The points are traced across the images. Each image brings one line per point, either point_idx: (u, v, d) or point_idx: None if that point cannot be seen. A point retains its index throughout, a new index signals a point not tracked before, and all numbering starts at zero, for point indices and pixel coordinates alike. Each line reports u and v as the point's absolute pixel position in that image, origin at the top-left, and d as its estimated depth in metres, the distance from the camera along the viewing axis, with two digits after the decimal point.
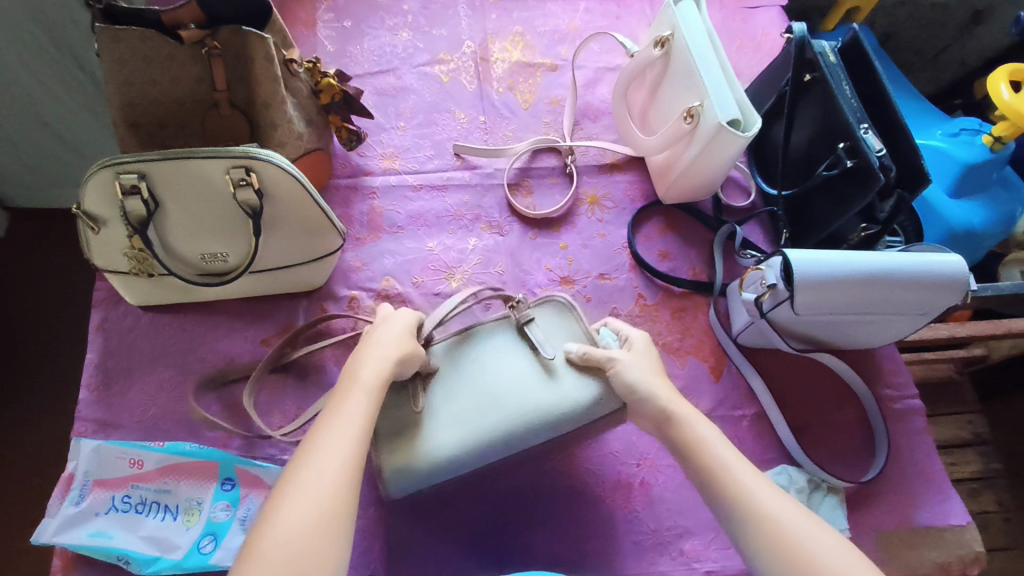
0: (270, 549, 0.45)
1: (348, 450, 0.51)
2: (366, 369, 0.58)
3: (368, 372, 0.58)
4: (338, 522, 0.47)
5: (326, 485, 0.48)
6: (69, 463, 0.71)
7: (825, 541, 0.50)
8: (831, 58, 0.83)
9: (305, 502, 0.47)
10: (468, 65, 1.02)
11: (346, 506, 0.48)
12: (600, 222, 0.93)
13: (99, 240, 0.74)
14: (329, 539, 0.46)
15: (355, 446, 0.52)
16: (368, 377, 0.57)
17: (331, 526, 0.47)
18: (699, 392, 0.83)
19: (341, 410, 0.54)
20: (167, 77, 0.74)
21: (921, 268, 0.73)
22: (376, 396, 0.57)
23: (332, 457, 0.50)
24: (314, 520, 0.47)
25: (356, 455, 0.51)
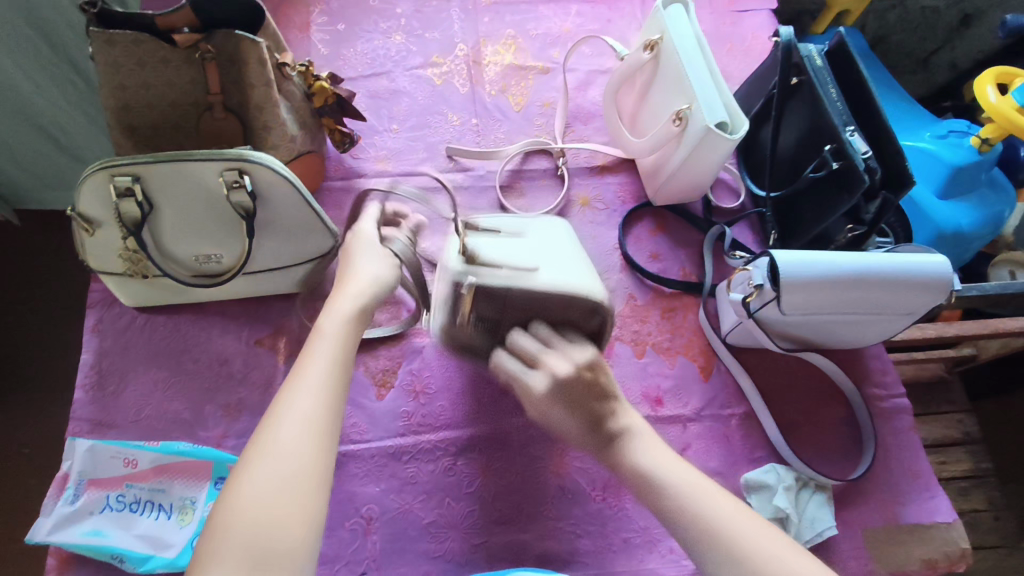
0: (246, 503, 0.48)
1: (311, 409, 0.54)
2: (325, 327, 0.60)
3: (329, 329, 0.60)
4: (310, 480, 0.51)
5: (296, 446, 0.52)
6: (64, 463, 0.71)
7: (765, 539, 0.56)
8: (817, 60, 0.84)
9: (274, 463, 0.50)
10: (461, 67, 1.03)
11: (316, 463, 0.52)
12: (591, 223, 0.94)
13: (94, 242, 0.75)
14: (301, 496, 0.50)
15: (322, 406, 0.55)
16: (328, 337, 0.60)
17: (302, 484, 0.50)
18: (689, 391, 0.84)
19: (303, 372, 0.57)
20: (161, 80, 0.74)
21: (904, 268, 0.74)
22: (339, 354, 0.59)
23: (295, 417, 0.53)
24: (284, 478, 0.50)
25: (320, 414, 0.54)
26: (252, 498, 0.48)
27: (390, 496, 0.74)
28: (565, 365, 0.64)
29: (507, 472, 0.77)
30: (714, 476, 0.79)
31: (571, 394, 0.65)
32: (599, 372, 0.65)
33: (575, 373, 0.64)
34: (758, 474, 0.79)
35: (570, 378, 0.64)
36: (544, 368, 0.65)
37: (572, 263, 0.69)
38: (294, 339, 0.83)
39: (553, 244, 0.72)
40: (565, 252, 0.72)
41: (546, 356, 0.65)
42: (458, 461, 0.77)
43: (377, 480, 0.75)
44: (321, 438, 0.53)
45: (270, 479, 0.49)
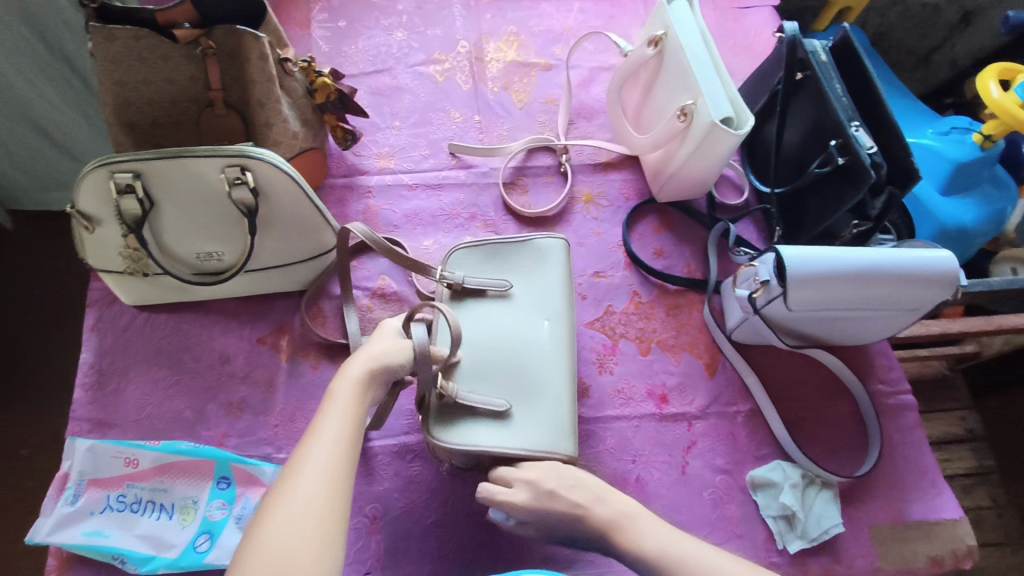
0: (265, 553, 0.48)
1: (329, 464, 0.54)
2: (340, 383, 0.60)
3: (345, 384, 0.60)
4: (328, 536, 0.50)
5: (314, 502, 0.51)
6: (63, 463, 0.70)
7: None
8: (822, 56, 0.84)
9: (294, 519, 0.49)
10: (463, 64, 1.02)
11: (334, 519, 0.51)
12: (595, 220, 0.94)
13: (94, 239, 0.74)
14: (319, 553, 0.49)
15: (339, 463, 0.54)
16: (345, 391, 0.59)
17: (322, 540, 0.49)
18: (694, 388, 0.84)
19: (319, 428, 0.56)
20: (162, 76, 0.74)
21: (911, 265, 0.73)
22: (356, 408, 0.59)
23: (314, 471, 0.53)
24: (305, 535, 0.49)
25: (338, 470, 0.54)
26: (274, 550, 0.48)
27: (395, 495, 0.74)
28: (530, 482, 0.65)
29: None
30: (720, 474, 0.79)
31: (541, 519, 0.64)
32: (570, 482, 0.65)
33: (542, 489, 0.64)
34: (764, 472, 0.78)
35: (529, 504, 0.64)
36: (517, 488, 0.65)
37: (544, 385, 0.72)
38: (297, 338, 0.82)
39: (534, 352, 0.74)
40: (541, 358, 0.74)
41: (515, 475, 0.66)
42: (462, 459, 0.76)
43: (381, 479, 0.75)
44: (338, 493, 0.52)
45: (288, 536, 0.49)
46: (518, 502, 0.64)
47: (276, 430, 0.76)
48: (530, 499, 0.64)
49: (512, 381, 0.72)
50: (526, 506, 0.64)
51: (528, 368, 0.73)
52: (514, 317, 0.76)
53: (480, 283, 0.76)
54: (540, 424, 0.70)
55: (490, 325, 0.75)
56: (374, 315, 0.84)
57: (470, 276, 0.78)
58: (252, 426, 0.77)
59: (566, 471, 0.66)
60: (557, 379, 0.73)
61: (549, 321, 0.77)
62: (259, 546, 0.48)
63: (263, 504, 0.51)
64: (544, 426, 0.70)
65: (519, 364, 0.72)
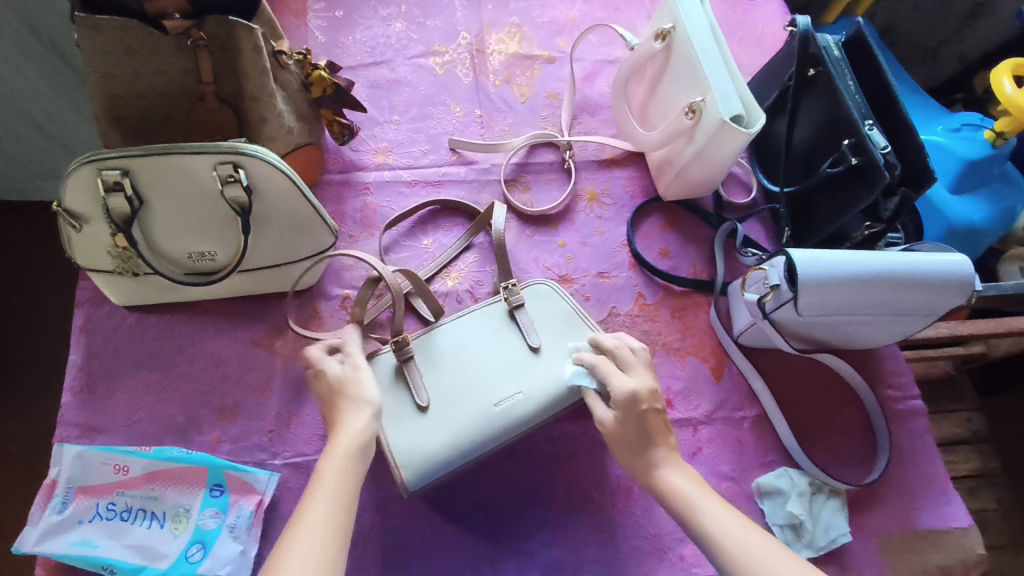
0: None
1: (317, 545, 0.51)
2: (328, 461, 0.58)
3: (332, 463, 0.58)
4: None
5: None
6: (52, 470, 0.68)
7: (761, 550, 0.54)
8: (835, 51, 0.81)
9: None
10: (464, 57, 0.99)
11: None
12: (599, 219, 0.91)
13: (82, 238, 0.71)
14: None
15: (332, 539, 0.52)
16: (333, 468, 0.57)
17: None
18: (699, 393, 0.82)
19: (307, 506, 0.54)
20: (152, 69, 0.70)
21: (924, 268, 0.71)
22: (351, 474, 0.58)
23: (299, 556, 0.50)
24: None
25: (327, 550, 0.51)
26: None
27: (392, 503, 0.72)
28: (652, 386, 0.65)
29: (513, 477, 0.75)
30: (725, 481, 0.77)
31: (629, 414, 0.63)
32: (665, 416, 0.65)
33: (656, 400, 0.64)
34: (771, 479, 0.77)
35: (643, 395, 0.64)
36: (635, 377, 0.66)
37: (456, 421, 0.69)
38: (293, 340, 0.80)
39: (478, 400, 0.71)
40: (478, 410, 0.70)
41: (640, 365, 0.67)
42: None
43: (378, 487, 0.73)
44: (327, 572, 0.49)
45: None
46: (641, 392, 0.64)
47: (271, 435, 0.74)
48: (647, 395, 0.64)
49: (447, 394, 0.71)
50: (635, 393, 0.64)
51: (461, 396, 0.71)
52: (508, 368, 0.73)
53: (525, 321, 0.75)
54: (413, 439, 0.68)
55: (485, 358, 0.73)
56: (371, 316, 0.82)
57: (532, 309, 0.76)
58: (246, 431, 0.74)
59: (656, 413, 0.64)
60: (465, 432, 0.69)
61: (520, 393, 0.71)
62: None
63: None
64: (415, 447, 0.67)
65: (460, 391, 0.71)
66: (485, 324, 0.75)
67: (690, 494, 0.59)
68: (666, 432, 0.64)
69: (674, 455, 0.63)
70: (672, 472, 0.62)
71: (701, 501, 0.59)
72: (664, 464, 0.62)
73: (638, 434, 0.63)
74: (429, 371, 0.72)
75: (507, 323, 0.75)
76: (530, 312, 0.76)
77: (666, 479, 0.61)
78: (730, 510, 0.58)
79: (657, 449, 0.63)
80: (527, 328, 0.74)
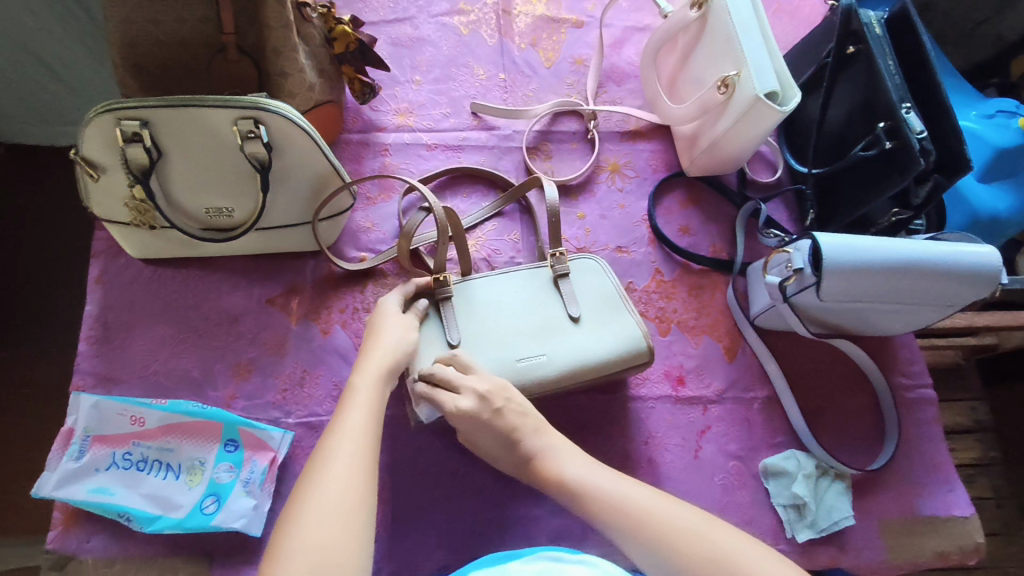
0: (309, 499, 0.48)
1: (356, 446, 0.53)
2: (361, 375, 0.59)
3: (365, 376, 0.59)
4: (359, 518, 0.48)
5: (343, 487, 0.49)
6: (68, 418, 0.69)
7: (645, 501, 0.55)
8: (877, 29, 0.78)
9: (326, 502, 0.48)
10: (489, 17, 0.97)
11: (363, 502, 0.49)
12: (620, 192, 0.90)
13: (99, 188, 0.70)
14: (351, 543, 0.47)
15: (365, 444, 0.53)
16: (367, 377, 0.59)
17: (354, 523, 0.48)
18: (711, 372, 0.82)
19: (344, 413, 0.56)
20: (171, 16, 0.68)
21: (961, 259, 0.70)
22: (381, 392, 0.59)
23: (342, 459, 0.51)
24: (335, 518, 0.47)
25: (365, 455, 0.52)
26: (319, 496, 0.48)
27: (402, 466, 0.73)
28: (481, 392, 0.63)
29: None
30: (732, 460, 0.78)
31: (476, 429, 0.63)
32: (513, 407, 0.63)
33: (492, 404, 0.63)
34: (777, 460, 0.77)
35: (476, 412, 0.62)
36: (464, 395, 0.64)
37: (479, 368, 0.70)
38: (308, 301, 0.80)
39: (504, 353, 0.71)
40: (502, 363, 0.70)
41: (467, 379, 0.65)
42: None
43: (388, 450, 0.73)
44: (366, 470, 0.51)
45: (320, 521, 0.47)
46: (471, 409, 0.63)
47: (284, 394, 0.75)
48: (476, 409, 0.63)
49: (477, 338, 0.72)
50: (469, 415, 0.63)
51: (487, 347, 0.71)
52: (540, 331, 0.72)
53: (568, 290, 0.74)
54: None
55: (521, 318, 0.73)
56: (387, 280, 0.82)
57: (577, 280, 0.76)
58: (259, 389, 0.75)
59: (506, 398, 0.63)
60: None
61: (546, 357, 0.71)
62: (289, 532, 0.46)
63: (294, 491, 0.50)
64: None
65: (488, 343, 0.71)
66: (527, 285, 0.75)
67: (563, 469, 0.60)
68: (520, 420, 0.63)
69: (542, 437, 0.63)
70: (549, 456, 0.62)
71: (596, 483, 0.58)
72: (540, 451, 0.62)
73: (499, 437, 0.63)
74: (464, 313, 0.73)
75: (550, 290, 0.75)
76: (574, 283, 0.75)
77: (541, 464, 0.61)
78: (626, 480, 0.58)
79: (526, 443, 0.62)
80: (570, 297, 0.74)
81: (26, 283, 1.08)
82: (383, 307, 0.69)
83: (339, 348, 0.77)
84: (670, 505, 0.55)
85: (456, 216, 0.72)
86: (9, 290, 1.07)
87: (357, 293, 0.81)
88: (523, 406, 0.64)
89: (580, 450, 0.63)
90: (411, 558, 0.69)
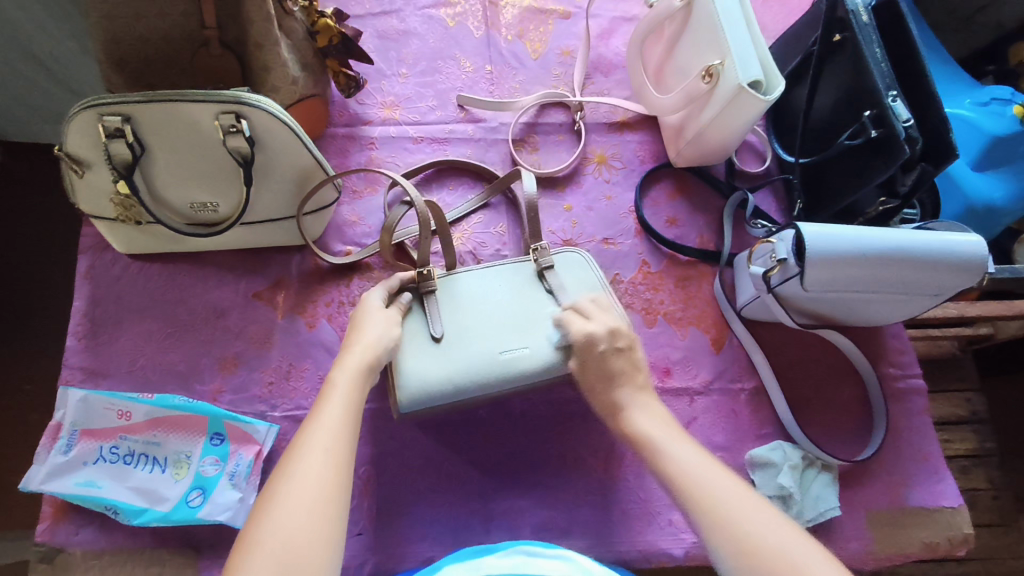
0: (284, 492, 0.49)
1: (332, 442, 0.53)
2: (339, 370, 0.59)
3: (345, 371, 0.59)
4: (332, 513, 0.49)
5: (318, 483, 0.50)
6: (56, 412, 0.70)
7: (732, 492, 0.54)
8: (865, 16, 0.76)
9: (299, 496, 0.48)
10: (476, 9, 0.96)
11: (337, 497, 0.50)
12: (607, 183, 0.89)
13: (84, 184, 0.71)
14: (324, 538, 0.47)
15: (341, 439, 0.54)
16: (346, 372, 0.59)
17: (327, 518, 0.48)
18: (698, 363, 0.82)
19: (322, 408, 0.56)
20: (152, 11, 0.67)
21: (947, 249, 0.70)
22: (359, 387, 0.59)
23: (316, 453, 0.51)
24: (308, 513, 0.48)
25: (340, 450, 0.53)
26: (293, 491, 0.49)
27: (388, 459, 0.73)
28: (613, 327, 0.67)
29: (509, 439, 0.75)
30: (719, 451, 0.78)
31: (589, 359, 0.67)
32: (631, 354, 0.66)
33: (615, 340, 0.67)
34: (763, 451, 0.77)
35: (599, 338, 0.67)
36: (593, 324, 0.68)
37: (462, 360, 0.70)
38: (293, 295, 0.80)
39: (487, 346, 0.71)
40: (486, 355, 0.70)
41: (596, 315, 0.69)
42: (458, 428, 0.75)
43: (374, 442, 0.74)
44: (341, 467, 0.52)
45: (293, 515, 0.47)
46: (596, 334, 0.67)
47: (271, 387, 0.75)
48: (603, 335, 0.67)
49: (460, 331, 0.72)
50: (591, 338, 0.67)
51: (471, 341, 0.71)
52: (524, 323, 0.73)
53: (554, 283, 0.75)
54: (415, 373, 0.69)
55: (506, 310, 0.73)
56: (373, 274, 0.82)
57: (562, 274, 0.76)
58: (247, 383, 0.75)
59: (623, 337, 0.67)
60: (466, 372, 0.69)
61: (529, 348, 0.71)
62: (263, 525, 0.47)
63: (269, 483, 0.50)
64: (422, 376, 0.69)
65: (472, 335, 0.71)
66: (512, 278, 0.75)
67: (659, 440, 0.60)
68: (633, 370, 0.66)
69: (641, 394, 0.64)
70: (645, 418, 0.62)
71: (682, 458, 0.57)
72: (633, 405, 0.63)
73: (602, 373, 0.66)
74: (447, 307, 0.73)
75: (534, 283, 0.75)
76: (559, 276, 0.75)
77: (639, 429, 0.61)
78: (724, 474, 0.56)
79: (619, 392, 0.64)
80: (555, 290, 0.74)
81: (20, 280, 1.09)
82: (366, 302, 0.68)
83: (325, 342, 0.78)
84: (754, 500, 0.53)
85: (440, 209, 0.72)
86: (5, 286, 1.08)
87: (343, 287, 0.81)
88: (635, 352, 0.67)
89: (675, 425, 0.62)
90: (396, 550, 0.70)
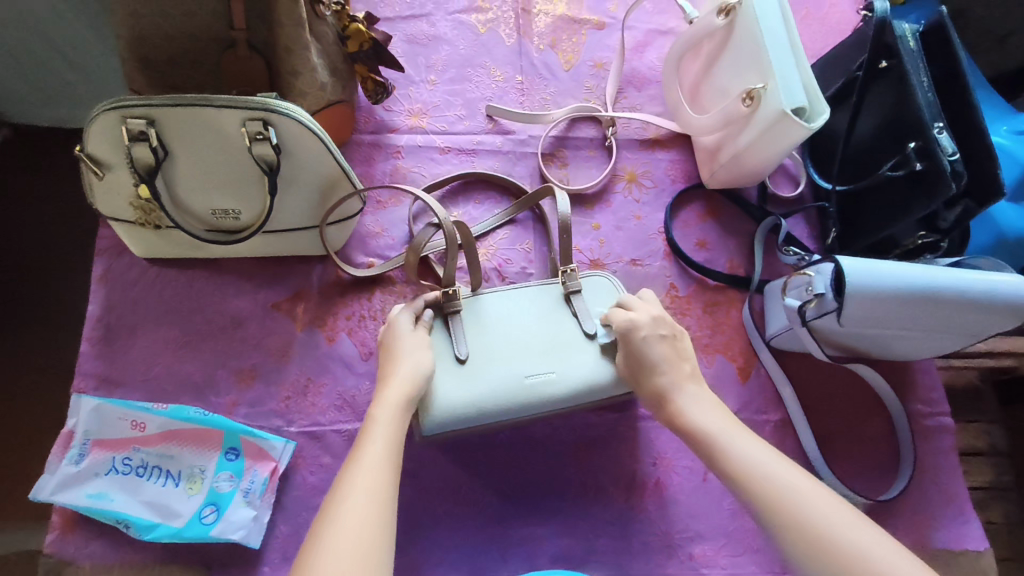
0: (330, 537, 0.47)
1: (372, 482, 0.51)
2: (381, 406, 0.58)
3: (386, 407, 0.58)
4: (378, 555, 0.47)
5: (363, 525, 0.48)
6: (69, 420, 0.68)
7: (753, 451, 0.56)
8: (911, 43, 0.74)
9: (344, 541, 0.46)
10: (508, 15, 0.94)
11: (382, 541, 0.48)
12: (637, 202, 0.87)
13: (104, 186, 0.69)
14: None
15: (385, 478, 0.52)
16: (388, 409, 0.58)
17: (373, 562, 0.46)
18: (724, 392, 0.80)
19: (363, 447, 0.54)
20: (180, 11, 0.65)
21: (992, 288, 0.67)
22: (399, 423, 0.57)
23: (360, 495, 0.50)
24: (352, 557, 0.46)
25: (384, 489, 0.51)
26: (339, 535, 0.47)
27: (406, 480, 0.71)
28: (657, 316, 0.67)
29: (530, 464, 0.74)
30: None
31: (629, 343, 0.66)
32: (677, 344, 0.66)
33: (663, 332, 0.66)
34: None
35: (644, 325, 0.66)
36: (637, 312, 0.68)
37: (485, 383, 0.68)
38: (313, 307, 0.78)
39: (512, 369, 0.69)
40: (510, 379, 0.68)
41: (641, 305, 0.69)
42: (477, 450, 0.74)
43: None
44: (386, 508, 0.50)
45: (338, 561, 0.45)
46: (641, 321, 0.66)
47: (288, 402, 0.73)
48: (650, 322, 0.66)
49: (485, 353, 0.70)
50: (633, 324, 0.66)
51: (495, 363, 0.69)
52: (550, 346, 0.71)
53: (581, 307, 0.73)
54: (442, 397, 0.67)
55: (532, 333, 0.71)
56: (395, 287, 0.80)
57: (589, 297, 0.74)
58: (264, 397, 0.73)
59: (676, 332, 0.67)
60: (490, 394, 0.67)
61: (554, 373, 0.69)
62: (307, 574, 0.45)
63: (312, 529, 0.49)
64: (446, 398, 0.67)
65: (497, 357, 0.70)
66: (537, 299, 0.73)
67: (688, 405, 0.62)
68: (679, 360, 0.65)
69: (688, 383, 0.63)
70: (695, 410, 0.61)
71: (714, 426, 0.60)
72: (681, 394, 0.63)
73: (648, 362, 0.65)
74: (473, 328, 0.71)
75: (561, 306, 0.73)
76: (586, 299, 0.74)
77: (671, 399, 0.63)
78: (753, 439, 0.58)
79: (661, 379, 0.64)
80: (583, 314, 0.72)
81: (30, 271, 1.07)
82: (393, 324, 0.67)
83: (345, 357, 0.76)
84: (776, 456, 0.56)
85: (467, 228, 0.70)
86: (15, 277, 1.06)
87: (364, 301, 0.79)
88: (680, 342, 0.67)
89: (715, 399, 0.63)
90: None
